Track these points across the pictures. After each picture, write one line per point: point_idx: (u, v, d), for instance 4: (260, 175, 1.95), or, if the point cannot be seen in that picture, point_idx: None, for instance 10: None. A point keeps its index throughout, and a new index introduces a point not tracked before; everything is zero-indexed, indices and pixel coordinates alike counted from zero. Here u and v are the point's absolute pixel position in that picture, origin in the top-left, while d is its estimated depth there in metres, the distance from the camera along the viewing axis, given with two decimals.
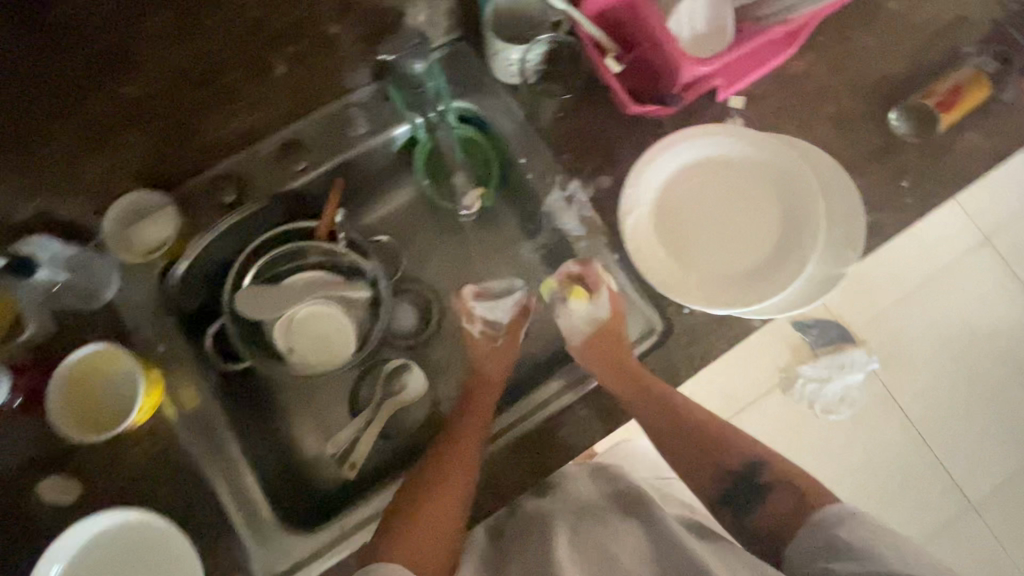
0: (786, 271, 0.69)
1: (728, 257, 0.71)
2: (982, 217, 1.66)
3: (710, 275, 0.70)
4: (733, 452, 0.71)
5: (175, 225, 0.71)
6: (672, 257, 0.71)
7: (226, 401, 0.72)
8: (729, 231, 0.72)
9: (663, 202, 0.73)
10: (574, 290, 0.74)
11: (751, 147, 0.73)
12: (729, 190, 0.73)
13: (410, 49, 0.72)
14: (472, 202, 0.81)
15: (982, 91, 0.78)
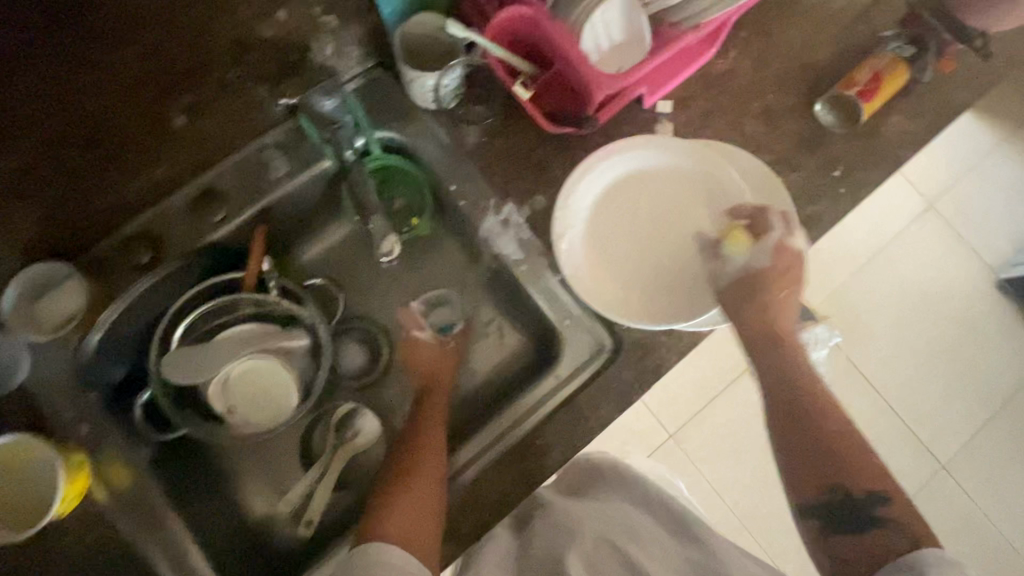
0: (723, 280, 0.68)
1: (665, 270, 0.70)
2: (925, 184, 1.69)
3: (650, 290, 0.69)
4: (864, 474, 0.59)
5: (84, 294, 0.66)
6: (611, 276, 0.70)
7: (162, 475, 0.68)
8: (665, 244, 0.71)
9: (598, 218, 0.71)
10: (734, 233, 0.68)
11: (677, 154, 0.72)
12: (662, 201, 0.72)
13: (320, 88, 0.71)
14: (391, 246, 0.74)
15: (901, 75, 0.77)
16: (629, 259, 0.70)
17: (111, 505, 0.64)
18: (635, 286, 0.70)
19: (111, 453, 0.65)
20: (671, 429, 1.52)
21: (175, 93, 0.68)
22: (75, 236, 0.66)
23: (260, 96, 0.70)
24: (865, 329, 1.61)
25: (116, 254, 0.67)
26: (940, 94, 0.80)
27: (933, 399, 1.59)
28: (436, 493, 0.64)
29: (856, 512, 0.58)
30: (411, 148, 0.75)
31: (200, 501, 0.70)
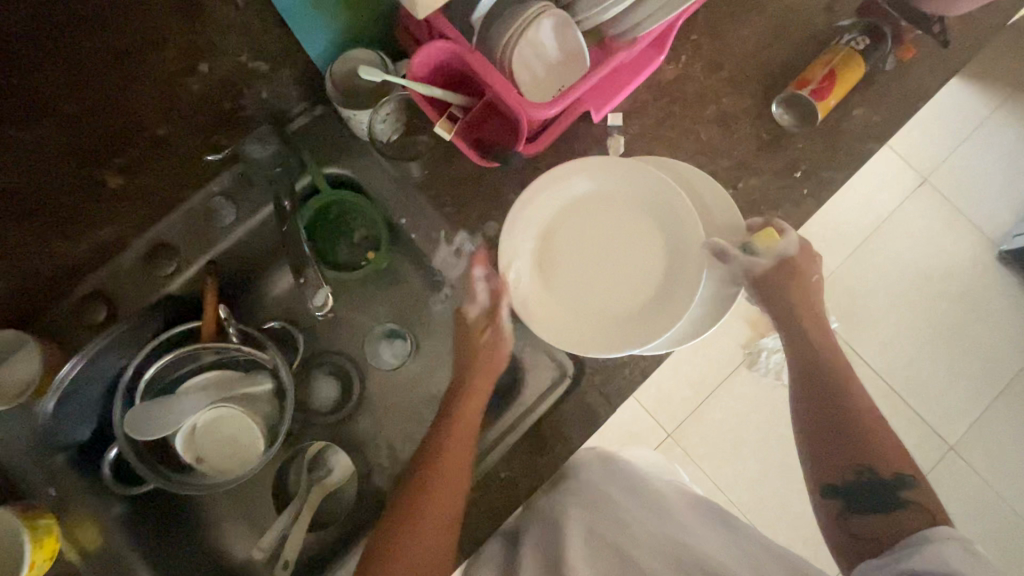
0: (676, 298, 0.66)
1: (616, 293, 0.68)
2: (919, 157, 1.62)
3: (602, 315, 0.67)
4: (886, 462, 0.65)
5: (38, 361, 0.65)
6: (561, 303, 0.68)
7: (135, 530, 0.69)
8: (613, 266, 0.69)
9: (541, 247, 0.69)
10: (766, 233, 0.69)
11: (621, 172, 0.68)
12: (606, 221, 0.69)
13: (252, 135, 0.70)
14: (323, 301, 0.68)
15: (857, 69, 0.74)
16: (577, 285, 0.68)
17: (83, 565, 0.65)
18: (587, 313, 0.67)
19: (81, 513, 0.67)
20: (669, 429, 1.48)
21: (102, 158, 0.64)
22: (34, 302, 0.67)
23: (192, 146, 0.69)
24: (864, 314, 1.55)
25: (75, 314, 0.68)
26: (900, 83, 0.78)
27: (938, 379, 1.53)
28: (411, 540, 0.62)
29: (887, 499, 0.63)
30: (361, 183, 0.74)
31: (175, 552, 0.71)
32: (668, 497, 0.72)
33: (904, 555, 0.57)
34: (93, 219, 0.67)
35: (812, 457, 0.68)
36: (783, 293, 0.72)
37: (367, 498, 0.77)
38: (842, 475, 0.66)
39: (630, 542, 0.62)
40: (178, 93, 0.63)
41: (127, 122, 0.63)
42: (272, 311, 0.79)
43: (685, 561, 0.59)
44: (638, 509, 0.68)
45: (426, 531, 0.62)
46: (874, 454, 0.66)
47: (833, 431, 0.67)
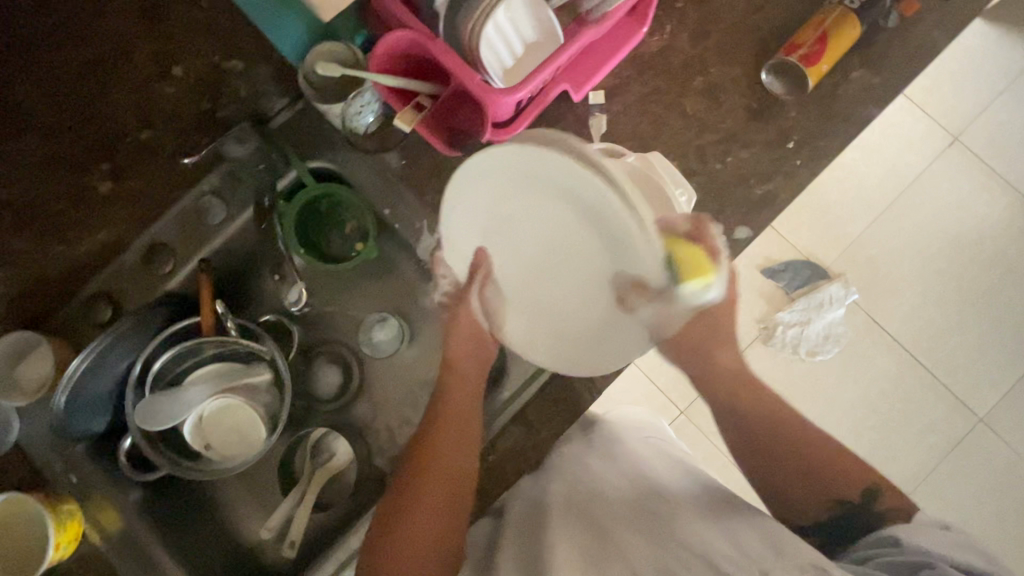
0: (626, 322, 0.62)
1: (568, 292, 0.65)
2: (948, 115, 1.52)
3: (557, 316, 0.67)
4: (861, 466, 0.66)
5: (50, 358, 0.70)
6: (519, 293, 0.69)
7: (151, 514, 0.74)
8: (563, 267, 0.64)
9: (489, 237, 0.67)
10: (699, 274, 0.59)
11: (551, 169, 0.54)
12: (545, 217, 0.60)
13: (231, 133, 0.72)
14: (298, 295, 0.74)
15: (851, 30, 0.71)
16: (535, 275, 0.67)
17: (104, 545, 0.71)
18: (542, 308, 0.68)
19: (99, 499, 0.72)
20: (682, 405, 1.45)
21: (94, 163, 0.72)
22: (42, 302, 0.72)
23: (171, 148, 0.73)
24: (886, 282, 1.47)
25: (81, 314, 0.72)
26: (901, 43, 0.74)
27: (965, 349, 1.46)
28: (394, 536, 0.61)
29: None
30: (346, 174, 0.74)
31: (191, 533, 0.76)
32: (657, 471, 0.66)
33: (882, 540, 0.56)
34: (86, 222, 0.72)
35: (784, 500, 0.67)
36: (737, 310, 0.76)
37: (366, 483, 0.79)
38: (816, 512, 0.65)
39: (604, 515, 0.59)
40: (155, 100, 0.72)
41: (111, 128, 0.72)
42: (270, 306, 0.80)
43: (664, 538, 0.54)
44: (617, 481, 0.64)
45: (413, 530, 0.61)
46: (838, 481, 0.65)
47: (795, 468, 0.67)
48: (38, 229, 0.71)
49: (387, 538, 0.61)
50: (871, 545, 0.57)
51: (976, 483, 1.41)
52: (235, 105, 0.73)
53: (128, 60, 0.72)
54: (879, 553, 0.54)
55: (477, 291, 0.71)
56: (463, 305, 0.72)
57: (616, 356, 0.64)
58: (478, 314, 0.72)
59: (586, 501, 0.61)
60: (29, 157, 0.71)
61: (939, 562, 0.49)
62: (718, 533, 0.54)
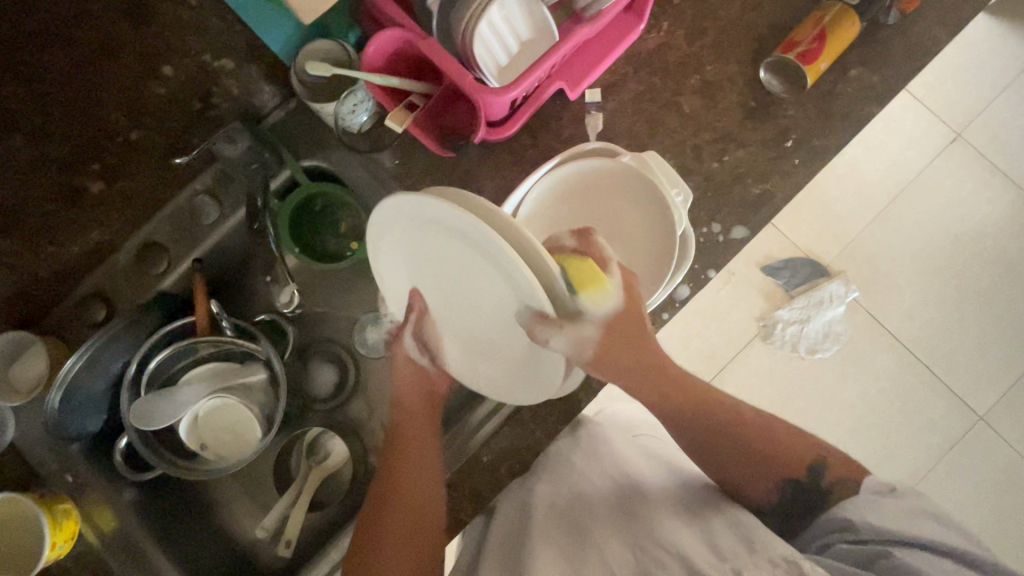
0: (545, 364, 0.58)
1: (491, 328, 0.60)
2: (951, 112, 1.50)
3: (484, 348, 0.63)
4: None
5: (44, 358, 0.70)
6: (448, 325, 0.64)
7: (146, 514, 0.74)
8: (477, 310, 0.58)
9: (411, 271, 0.61)
10: (593, 280, 0.57)
11: (457, 229, 0.49)
12: (458, 265, 0.55)
13: (223, 133, 0.71)
14: (287, 297, 0.73)
15: (850, 28, 0.70)
16: (457, 309, 0.61)
17: (100, 545, 0.71)
18: (471, 339, 0.63)
19: (95, 499, 0.72)
20: None
21: (85, 163, 0.71)
22: (36, 303, 0.72)
23: (161, 146, 0.73)
24: (886, 279, 1.46)
25: (75, 313, 0.72)
26: (901, 40, 0.73)
27: (965, 347, 1.45)
28: (380, 541, 0.58)
29: None
30: (340, 174, 0.74)
31: (187, 533, 0.76)
32: (643, 471, 0.66)
33: (829, 524, 0.55)
34: (79, 222, 0.72)
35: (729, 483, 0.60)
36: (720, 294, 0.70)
37: (361, 483, 0.79)
38: (768, 495, 0.59)
39: (587, 518, 0.59)
40: (146, 99, 0.71)
41: (100, 127, 0.71)
42: (263, 306, 0.80)
43: (641, 539, 0.54)
44: (599, 482, 0.64)
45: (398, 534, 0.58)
46: (785, 459, 0.60)
47: (728, 440, 0.60)
48: (27, 230, 0.71)
49: (369, 545, 0.58)
50: (822, 528, 0.56)
51: (974, 481, 1.41)
52: (228, 103, 0.73)
53: (116, 61, 0.71)
54: (834, 538, 0.54)
55: (413, 326, 0.66)
56: (398, 345, 0.68)
57: (540, 391, 0.61)
58: (416, 356, 0.68)
59: (570, 504, 0.62)
60: (13, 158, 0.70)
61: (891, 548, 0.49)
62: (695, 533, 0.53)
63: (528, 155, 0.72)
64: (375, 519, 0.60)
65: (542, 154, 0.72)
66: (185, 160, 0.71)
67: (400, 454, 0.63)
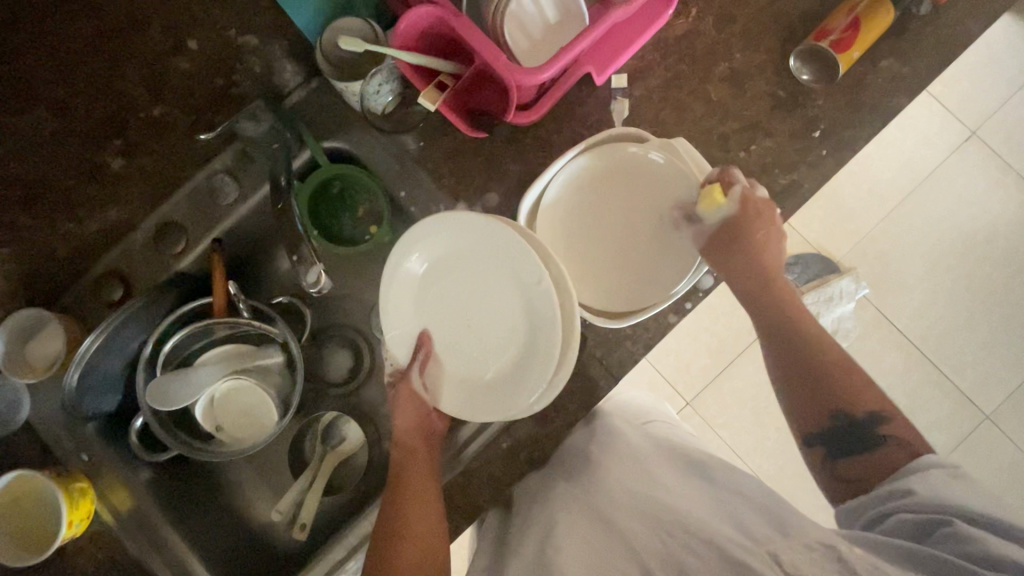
0: (541, 357, 0.62)
1: (493, 336, 0.66)
2: (967, 109, 1.49)
3: (488, 363, 0.66)
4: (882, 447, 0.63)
5: (62, 335, 0.68)
6: (455, 360, 0.66)
7: (162, 495, 0.73)
8: (484, 321, 0.66)
9: (419, 314, 0.67)
10: (709, 196, 0.64)
11: (455, 231, 0.64)
12: (461, 276, 0.66)
13: (246, 112, 0.71)
14: (316, 278, 0.71)
15: (883, 17, 0.69)
16: (463, 330, 0.67)
17: (114, 525, 0.70)
18: (476, 363, 0.66)
19: (110, 479, 0.71)
20: (688, 397, 1.36)
21: (105, 139, 0.71)
22: (53, 281, 0.71)
23: (183, 123, 0.72)
24: (897, 277, 1.46)
25: (92, 292, 0.71)
26: (932, 32, 0.72)
27: (973, 347, 1.45)
28: (404, 525, 0.59)
29: None
30: (361, 156, 0.73)
31: (201, 515, 0.75)
32: (662, 465, 0.63)
33: (886, 494, 0.53)
34: (99, 201, 0.71)
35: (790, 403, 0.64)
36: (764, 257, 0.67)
37: (376, 468, 0.79)
38: (819, 423, 0.61)
39: (609, 506, 0.57)
40: (168, 74, 0.71)
41: (121, 103, 0.71)
42: (280, 288, 0.79)
43: (666, 523, 0.52)
44: (620, 472, 0.62)
45: (416, 521, 0.59)
46: (846, 395, 0.61)
47: (800, 361, 0.63)
48: (46, 207, 0.70)
49: (391, 535, 0.59)
50: (872, 500, 0.54)
51: (978, 480, 1.41)
52: (250, 82, 0.72)
53: (140, 36, 0.70)
54: (889, 510, 0.51)
55: (417, 367, 0.66)
56: (404, 381, 0.66)
57: (538, 392, 0.61)
58: (422, 389, 0.65)
59: (589, 496, 0.60)
60: (37, 133, 0.70)
61: (954, 518, 0.47)
62: (718, 515, 0.53)
63: (553, 141, 0.71)
64: (393, 505, 0.60)
65: (568, 140, 0.71)
66: (208, 137, 0.70)
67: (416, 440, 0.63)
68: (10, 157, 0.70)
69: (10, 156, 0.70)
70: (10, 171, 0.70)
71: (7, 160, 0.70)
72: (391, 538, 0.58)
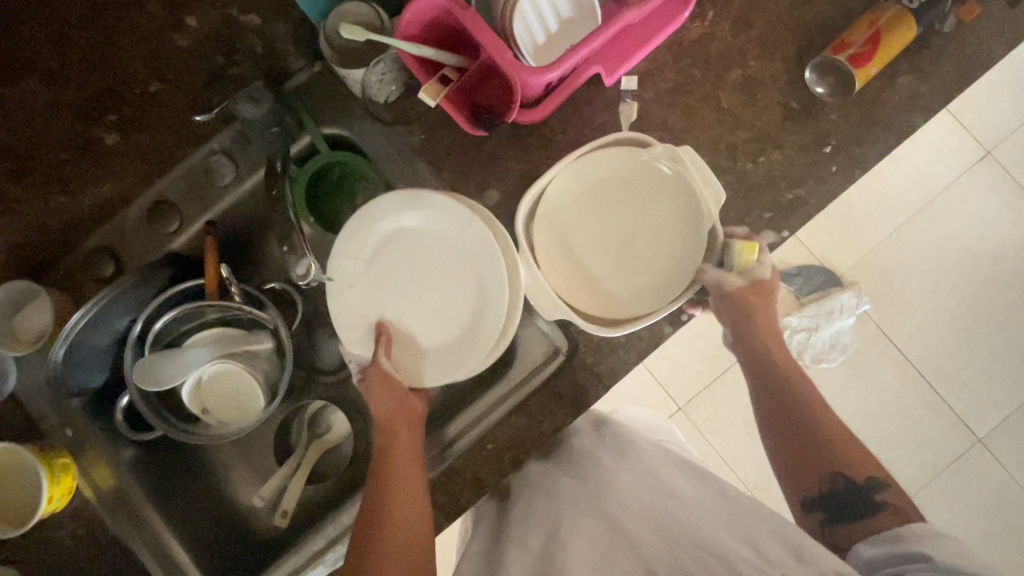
0: (495, 307, 0.63)
1: (444, 308, 0.66)
2: (983, 128, 1.46)
3: (444, 332, 0.65)
4: (857, 462, 0.62)
5: (49, 310, 0.68)
6: (428, 339, 0.66)
7: (145, 475, 0.73)
8: (436, 293, 0.66)
9: (386, 287, 0.66)
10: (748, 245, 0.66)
11: (398, 205, 0.64)
12: (406, 253, 0.65)
13: (245, 93, 0.68)
14: (304, 269, 0.67)
15: (905, 33, 0.67)
16: (415, 305, 0.66)
17: (96, 502, 0.70)
18: (437, 332, 0.65)
19: (94, 455, 0.71)
20: (680, 402, 1.35)
21: (101, 113, 0.69)
22: (43, 254, 0.70)
23: (181, 101, 0.70)
24: (900, 295, 1.44)
25: (83, 267, 0.71)
26: (954, 49, 0.70)
27: (971, 369, 1.44)
28: (394, 526, 0.58)
29: (862, 495, 0.60)
30: (360, 144, 0.72)
31: (181, 496, 0.75)
32: (668, 477, 0.66)
33: (901, 556, 0.53)
34: (92, 175, 0.70)
35: (783, 464, 0.65)
36: (765, 314, 0.68)
37: (360, 460, 0.78)
38: (819, 483, 0.62)
39: (617, 509, 0.60)
40: (165, 50, 0.69)
41: (119, 78, 0.69)
42: (274, 273, 0.77)
43: (677, 534, 0.55)
44: (625, 480, 0.64)
45: (406, 522, 0.58)
46: (846, 457, 0.62)
47: (797, 431, 0.65)
48: (39, 180, 0.69)
49: (382, 537, 0.57)
50: (890, 559, 0.54)
51: (965, 502, 1.40)
52: (250, 62, 0.70)
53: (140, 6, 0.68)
54: (910, 566, 0.51)
55: (383, 348, 0.64)
56: (373, 366, 0.63)
57: (499, 337, 0.63)
58: (392, 370, 0.64)
59: (597, 496, 0.62)
60: (31, 102, 0.68)
61: None
62: (733, 534, 0.55)
63: (557, 141, 0.69)
64: (381, 502, 0.59)
65: (572, 141, 0.70)
66: (205, 118, 0.69)
67: (398, 437, 0.63)
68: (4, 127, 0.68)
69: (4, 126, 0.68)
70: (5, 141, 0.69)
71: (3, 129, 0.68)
72: (387, 542, 0.57)
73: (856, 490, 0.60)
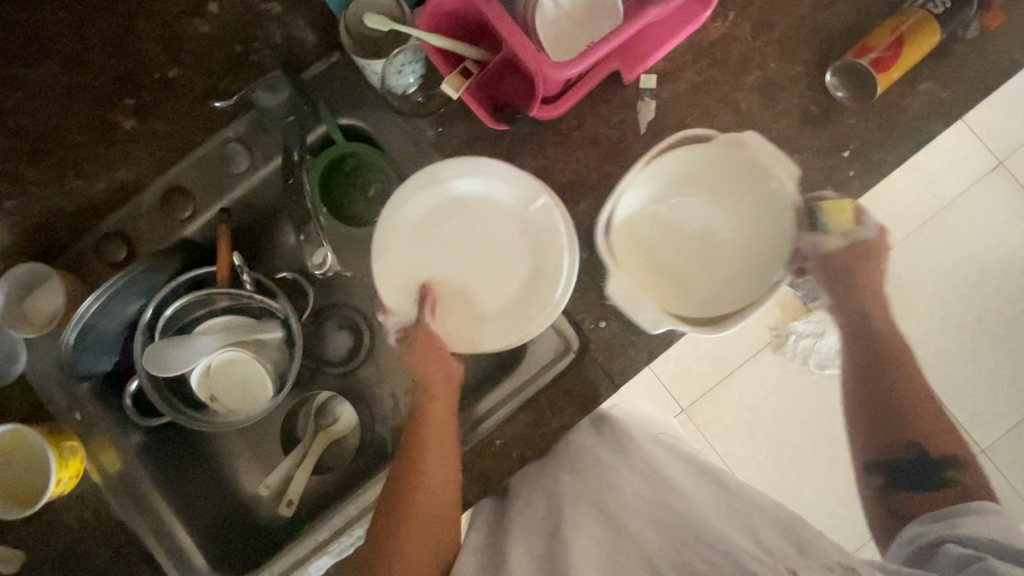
0: (547, 267, 0.65)
1: (493, 276, 0.67)
2: (996, 138, 1.46)
3: (495, 298, 0.66)
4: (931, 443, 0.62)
5: (60, 293, 0.68)
6: (482, 307, 0.66)
7: (152, 459, 0.73)
8: (482, 262, 0.67)
9: (437, 261, 0.67)
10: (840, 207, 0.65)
11: (438, 176, 0.65)
12: (453, 223, 0.67)
13: (263, 82, 0.69)
14: (321, 258, 0.68)
15: (928, 39, 0.66)
16: (463, 275, 0.67)
17: (101, 485, 0.70)
18: (486, 298, 0.67)
19: (101, 439, 0.71)
20: (684, 404, 1.35)
21: (118, 98, 0.69)
22: (56, 237, 0.70)
23: (198, 87, 0.70)
24: (907, 303, 1.44)
25: (94, 251, 0.70)
26: (976, 56, 0.69)
27: (977, 379, 1.43)
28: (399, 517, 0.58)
29: (923, 474, 0.61)
30: (375, 135, 0.71)
31: (187, 482, 0.75)
32: (675, 477, 0.65)
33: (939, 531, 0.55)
34: (108, 158, 0.70)
35: (861, 426, 0.65)
36: (851, 275, 0.66)
37: (366, 451, 0.78)
38: (894, 450, 0.62)
39: (625, 506, 0.60)
40: (184, 36, 0.70)
41: (138, 64, 0.70)
42: (287, 263, 0.77)
43: (678, 530, 0.55)
44: (631, 479, 0.64)
45: (412, 513, 0.58)
46: (928, 431, 0.62)
47: (887, 396, 0.64)
48: (54, 162, 0.69)
49: (388, 527, 0.58)
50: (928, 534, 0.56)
51: None
52: (269, 51, 0.70)
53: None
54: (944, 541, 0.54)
55: (429, 309, 0.64)
56: (420, 326, 0.64)
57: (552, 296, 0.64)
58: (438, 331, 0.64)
59: (600, 494, 0.62)
60: (49, 85, 0.69)
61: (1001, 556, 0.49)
62: (737, 531, 0.55)
63: (574, 137, 0.69)
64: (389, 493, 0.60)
65: (589, 137, 0.69)
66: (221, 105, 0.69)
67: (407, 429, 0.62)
68: (21, 109, 0.68)
69: (22, 108, 0.68)
70: (22, 123, 0.69)
71: (20, 111, 0.68)
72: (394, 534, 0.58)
73: (926, 466, 0.61)
